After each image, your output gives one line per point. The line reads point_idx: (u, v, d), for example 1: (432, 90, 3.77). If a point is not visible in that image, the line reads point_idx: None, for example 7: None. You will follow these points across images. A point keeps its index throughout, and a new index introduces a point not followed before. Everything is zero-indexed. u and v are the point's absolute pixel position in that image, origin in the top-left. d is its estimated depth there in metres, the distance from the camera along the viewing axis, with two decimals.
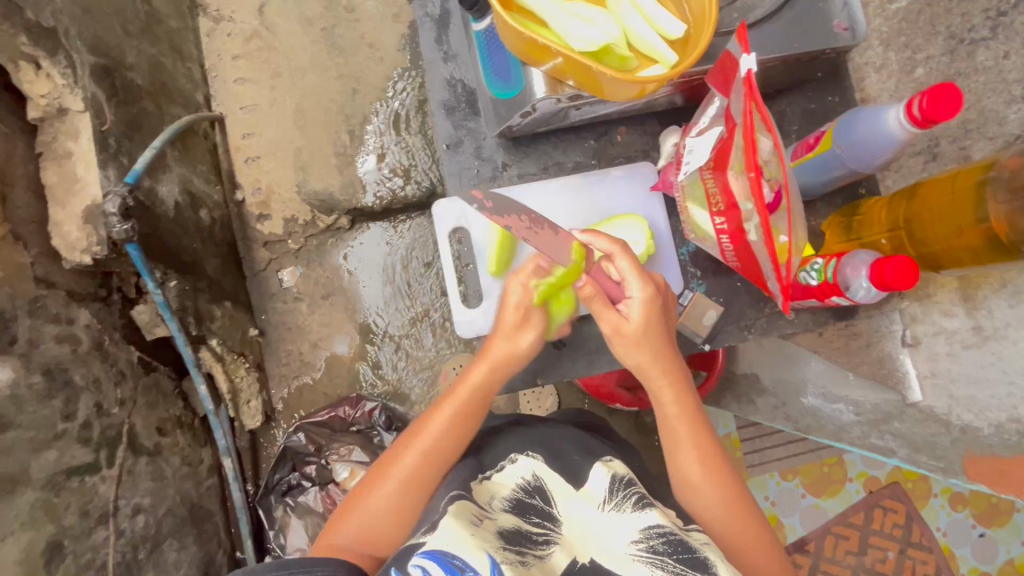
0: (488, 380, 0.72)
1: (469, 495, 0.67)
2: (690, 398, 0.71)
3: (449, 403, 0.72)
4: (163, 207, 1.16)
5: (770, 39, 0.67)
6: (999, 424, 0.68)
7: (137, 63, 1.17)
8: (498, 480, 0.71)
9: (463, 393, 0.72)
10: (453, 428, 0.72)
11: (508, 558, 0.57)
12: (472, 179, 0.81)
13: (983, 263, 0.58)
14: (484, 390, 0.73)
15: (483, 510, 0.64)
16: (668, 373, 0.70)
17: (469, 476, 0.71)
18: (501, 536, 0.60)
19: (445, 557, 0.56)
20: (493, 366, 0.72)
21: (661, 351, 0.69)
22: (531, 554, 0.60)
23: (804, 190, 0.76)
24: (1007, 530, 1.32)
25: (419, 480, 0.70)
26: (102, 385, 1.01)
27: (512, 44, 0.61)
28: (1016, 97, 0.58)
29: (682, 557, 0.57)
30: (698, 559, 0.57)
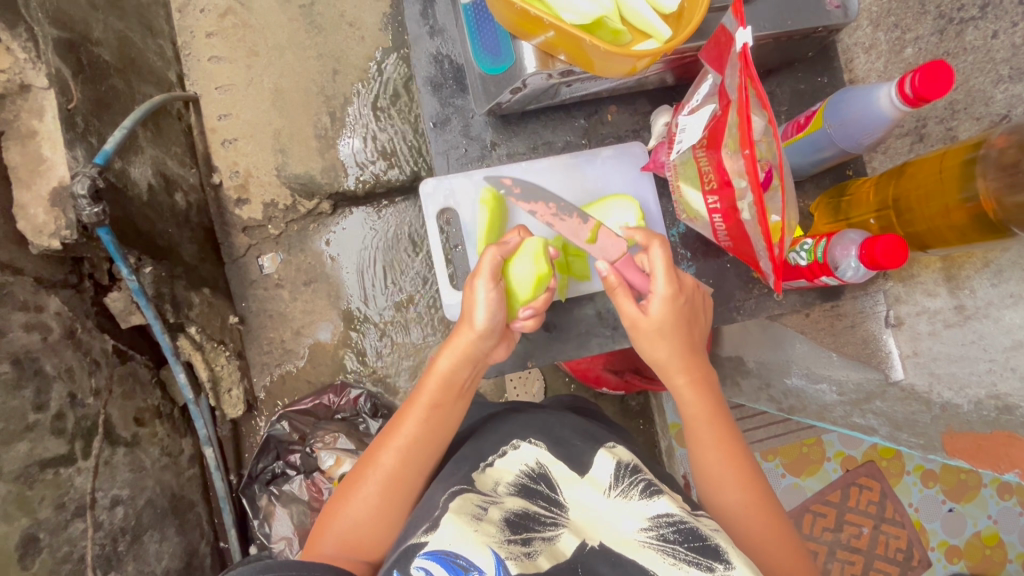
0: (456, 370, 0.70)
1: (473, 487, 0.66)
2: (714, 396, 0.72)
3: (418, 399, 0.71)
4: (136, 190, 1.12)
5: (762, 15, 0.65)
6: (979, 400, 0.69)
7: (105, 38, 1.12)
8: (501, 467, 0.70)
9: (431, 389, 0.70)
10: (424, 425, 0.70)
11: (513, 553, 0.58)
12: (460, 158, 0.78)
13: (970, 242, 0.59)
14: (452, 381, 0.71)
15: (487, 500, 0.64)
16: (690, 370, 0.71)
17: (471, 468, 0.70)
18: (506, 527, 0.60)
19: (448, 557, 0.57)
20: (462, 359, 0.70)
21: (681, 350, 0.69)
22: (538, 539, 0.61)
23: (793, 171, 0.76)
24: (975, 505, 1.36)
25: (396, 480, 0.68)
26: (75, 375, 0.98)
27: (502, 16, 0.59)
28: (1003, 77, 0.59)
29: (693, 545, 0.58)
30: (709, 547, 0.57)
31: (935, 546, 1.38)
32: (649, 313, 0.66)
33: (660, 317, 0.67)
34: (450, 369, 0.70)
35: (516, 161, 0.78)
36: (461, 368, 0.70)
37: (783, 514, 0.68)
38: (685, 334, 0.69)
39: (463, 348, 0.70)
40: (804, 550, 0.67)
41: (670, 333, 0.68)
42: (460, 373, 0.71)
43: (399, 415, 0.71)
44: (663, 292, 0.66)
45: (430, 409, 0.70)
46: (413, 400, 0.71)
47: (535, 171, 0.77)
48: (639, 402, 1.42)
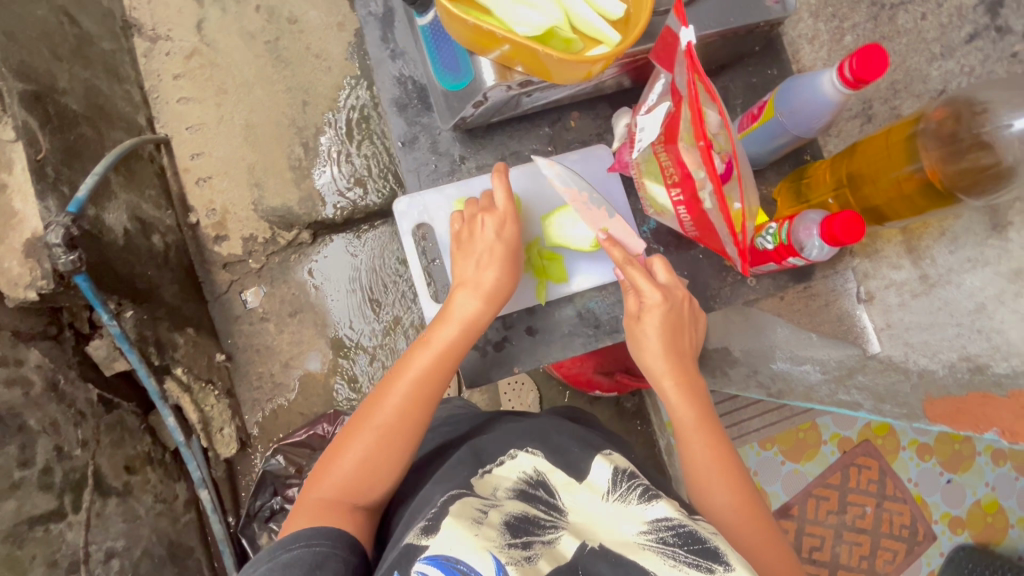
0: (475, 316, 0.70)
1: (472, 491, 0.67)
2: (703, 400, 0.73)
3: (437, 339, 0.70)
4: (112, 236, 1.12)
5: (707, 14, 0.68)
6: (952, 364, 0.71)
7: (70, 87, 1.13)
8: (500, 472, 0.71)
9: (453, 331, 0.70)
10: (438, 369, 0.69)
11: (513, 557, 0.58)
12: (430, 174, 0.80)
13: (922, 212, 0.62)
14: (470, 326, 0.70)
15: (487, 503, 0.65)
16: (677, 373, 0.72)
17: (469, 472, 0.71)
18: (506, 531, 0.61)
19: (447, 562, 0.57)
20: (483, 301, 0.70)
21: (669, 354, 0.72)
22: (538, 543, 0.61)
23: (753, 160, 0.78)
24: (971, 474, 1.39)
25: (404, 426, 0.67)
26: (60, 428, 0.96)
27: (458, 34, 0.61)
28: (937, 55, 0.62)
29: (693, 548, 0.58)
30: (709, 549, 0.57)
31: (938, 519, 1.41)
32: (642, 318, 0.71)
33: (649, 320, 0.71)
34: (468, 311, 0.70)
35: (485, 172, 0.80)
36: (483, 311, 0.70)
37: (771, 517, 0.69)
38: (674, 339, 0.72)
39: (483, 289, 0.70)
40: (791, 552, 0.67)
41: (653, 334, 0.71)
42: (481, 316, 0.70)
43: (411, 356, 0.70)
44: (652, 298, 0.70)
45: (447, 354, 0.69)
46: (428, 341, 0.70)
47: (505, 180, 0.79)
48: (634, 404, 1.43)
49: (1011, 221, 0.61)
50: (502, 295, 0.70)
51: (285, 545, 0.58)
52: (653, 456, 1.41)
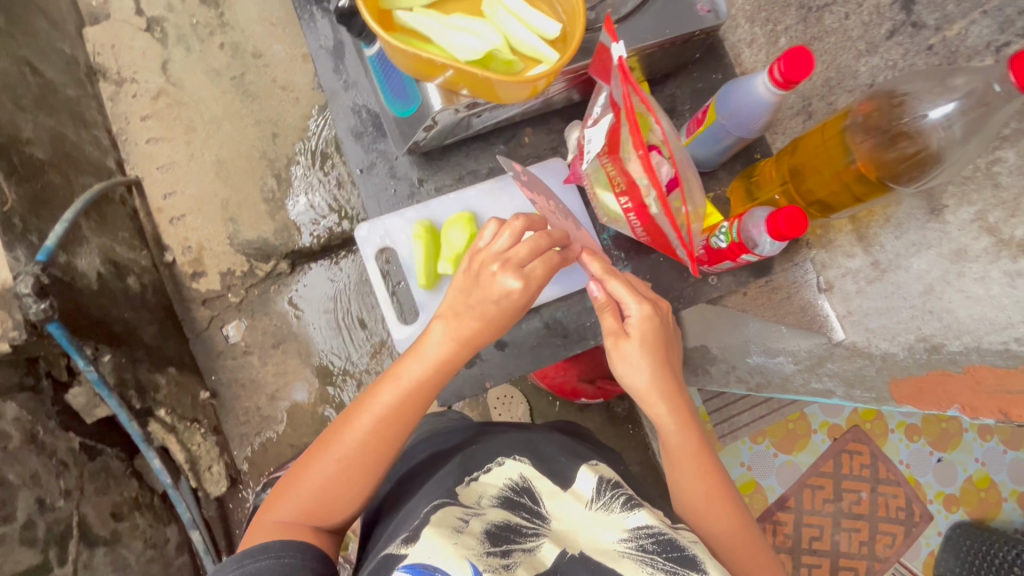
0: (447, 352, 0.67)
1: (456, 500, 0.66)
2: (696, 426, 0.73)
3: (402, 373, 0.67)
4: (85, 281, 1.12)
5: (642, 28, 0.70)
6: (911, 345, 0.73)
7: (35, 136, 1.14)
8: (486, 480, 0.71)
9: (421, 368, 0.67)
10: (402, 398, 0.66)
11: (491, 565, 0.58)
12: (390, 199, 0.81)
13: (864, 200, 0.65)
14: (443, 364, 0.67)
15: (469, 512, 0.65)
16: (666, 392, 0.71)
17: (456, 482, 0.70)
18: (486, 539, 0.61)
19: (425, 571, 0.57)
20: (456, 343, 0.67)
21: (663, 379, 0.70)
22: (518, 550, 0.61)
23: (703, 163, 0.81)
24: (961, 451, 1.43)
25: (368, 457, 0.65)
26: (41, 480, 0.95)
27: (402, 62, 0.61)
28: (862, 52, 0.65)
29: (671, 556, 0.59)
30: (687, 557, 0.59)
31: (933, 498, 1.43)
32: (632, 335, 0.68)
33: (640, 340, 0.69)
34: (440, 351, 0.67)
35: (444, 193, 0.82)
36: (456, 353, 0.66)
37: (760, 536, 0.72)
38: (666, 363, 0.71)
39: (459, 330, 0.66)
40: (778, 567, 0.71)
41: (641, 357, 0.69)
42: (454, 358, 0.67)
43: (380, 385, 0.67)
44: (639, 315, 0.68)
45: (411, 388, 0.66)
46: (400, 373, 0.67)
47: (463, 199, 0.81)
48: (624, 408, 1.44)
49: (945, 204, 0.63)
50: (477, 342, 0.67)
51: (251, 556, 0.57)
52: (647, 459, 1.41)
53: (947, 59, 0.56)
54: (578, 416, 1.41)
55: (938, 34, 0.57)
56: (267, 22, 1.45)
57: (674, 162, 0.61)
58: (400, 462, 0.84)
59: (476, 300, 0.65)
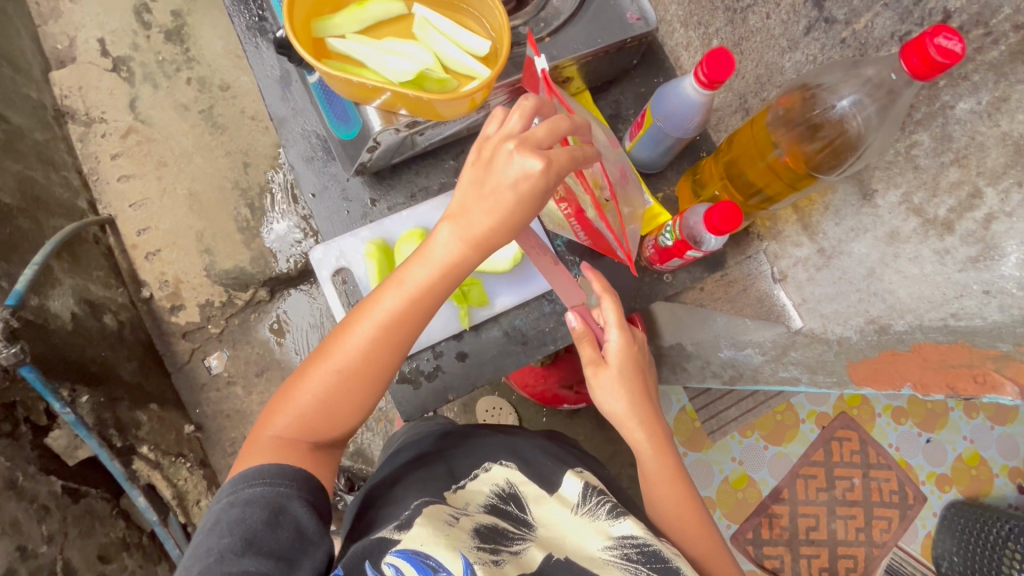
0: (457, 260, 0.56)
1: (444, 500, 0.66)
2: (673, 449, 0.73)
3: (404, 279, 0.56)
4: (58, 322, 1.12)
5: (574, 40, 0.73)
6: (862, 328, 0.74)
7: (3, 182, 1.14)
8: (473, 488, 0.71)
9: (427, 277, 0.56)
10: (405, 309, 0.57)
11: (482, 558, 0.58)
12: (343, 221, 0.83)
13: (798, 189, 0.66)
14: (452, 272, 0.56)
15: (458, 511, 0.64)
16: (644, 416, 0.71)
17: (443, 485, 0.70)
18: (476, 535, 0.60)
19: (417, 557, 0.56)
20: (467, 247, 0.56)
21: (641, 401, 0.71)
22: (506, 551, 0.61)
23: (647, 164, 0.83)
24: (949, 430, 1.45)
25: (368, 373, 0.59)
26: (22, 526, 0.94)
27: (340, 88, 0.62)
28: (785, 48, 0.67)
29: (655, 566, 0.60)
30: (670, 568, 0.60)
31: (925, 479, 1.44)
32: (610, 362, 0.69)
33: (618, 364, 0.70)
34: (448, 255, 0.56)
35: (397, 211, 0.83)
36: (465, 258, 0.56)
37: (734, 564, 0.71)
38: (643, 386, 0.72)
39: (468, 231, 0.55)
40: None
41: (615, 386, 0.70)
42: (463, 264, 0.56)
43: (382, 294, 0.57)
44: (618, 343, 0.69)
45: (413, 299, 0.57)
46: (404, 283, 0.56)
47: (415, 216, 0.82)
48: None
49: (875, 188, 0.64)
50: (491, 246, 0.56)
51: (245, 480, 0.56)
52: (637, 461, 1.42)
53: (858, 51, 0.59)
54: (565, 422, 1.42)
55: (849, 28, 0.59)
56: (232, 55, 1.47)
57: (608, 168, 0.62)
58: (383, 466, 0.82)
59: (488, 192, 0.53)
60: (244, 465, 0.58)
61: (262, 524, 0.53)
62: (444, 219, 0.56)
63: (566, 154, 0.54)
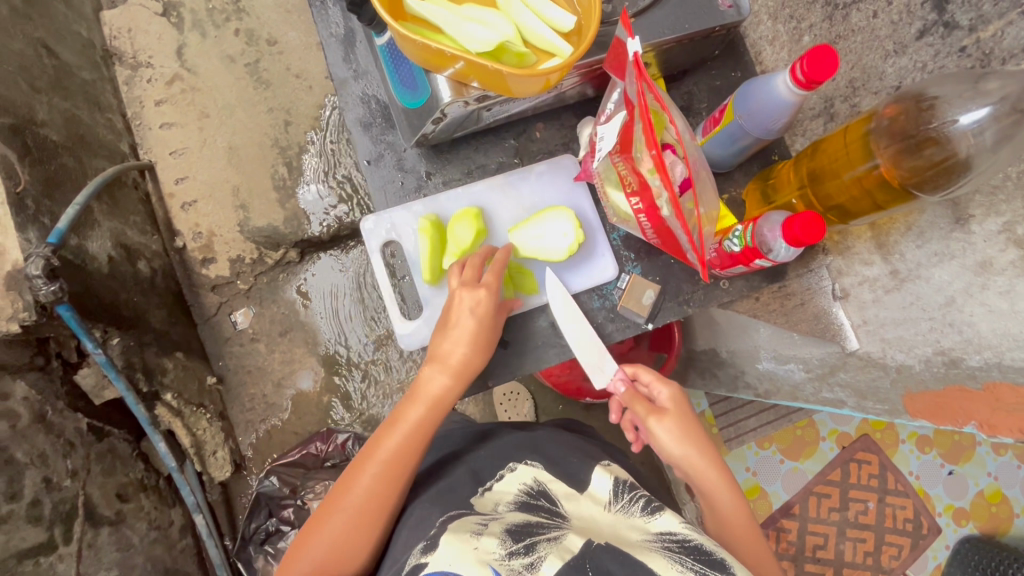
0: (445, 390, 0.68)
1: (472, 509, 0.64)
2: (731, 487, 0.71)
3: (401, 417, 0.67)
4: (96, 264, 1.12)
5: (660, 23, 0.68)
6: (927, 358, 0.70)
7: (50, 118, 1.14)
8: (500, 488, 0.69)
9: (422, 406, 0.68)
10: (407, 439, 0.67)
11: (514, 570, 0.54)
12: (397, 192, 0.80)
13: (884, 208, 0.63)
14: (440, 403, 0.68)
15: (486, 517, 0.62)
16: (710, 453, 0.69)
17: (469, 492, 0.68)
18: (508, 538, 0.58)
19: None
20: (452, 377, 0.68)
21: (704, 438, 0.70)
22: (543, 541, 0.58)
23: (718, 163, 0.78)
24: (974, 464, 1.40)
25: (374, 504, 0.64)
26: (49, 459, 0.96)
27: (412, 53, 0.59)
28: (890, 52, 0.62)
29: (701, 558, 0.56)
30: (716, 560, 0.56)
31: (942, 511, 1.40)
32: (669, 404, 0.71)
33: (676, 406, 0.71)
34: (437, 386, 0.68)
35: (452, 187, 0.80)
36: (450, 389, 0.68)
37: None
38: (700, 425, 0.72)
39: (450, 363, 0.68)
40: None
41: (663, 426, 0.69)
42: (449, 394, 0.69)
43: (383, 435, 0.67)
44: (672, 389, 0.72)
45: (412, 428, 0.67)
46: (402, 420, 0.67)
47: (471, 194, 0.80)
48: None
49: (972, 214, 0.60)
50: (470, 372, 0.69)
51: None
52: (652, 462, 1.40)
53: (980, 62, 0.54)
54: (583, 415, 1.40)
55: (972, 35, 0.54)
56: (282, 9, 1.44)
57: (688, 162, 0.59)
58: None
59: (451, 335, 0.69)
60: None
61: None
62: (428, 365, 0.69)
63: (494, 273, 0.72)
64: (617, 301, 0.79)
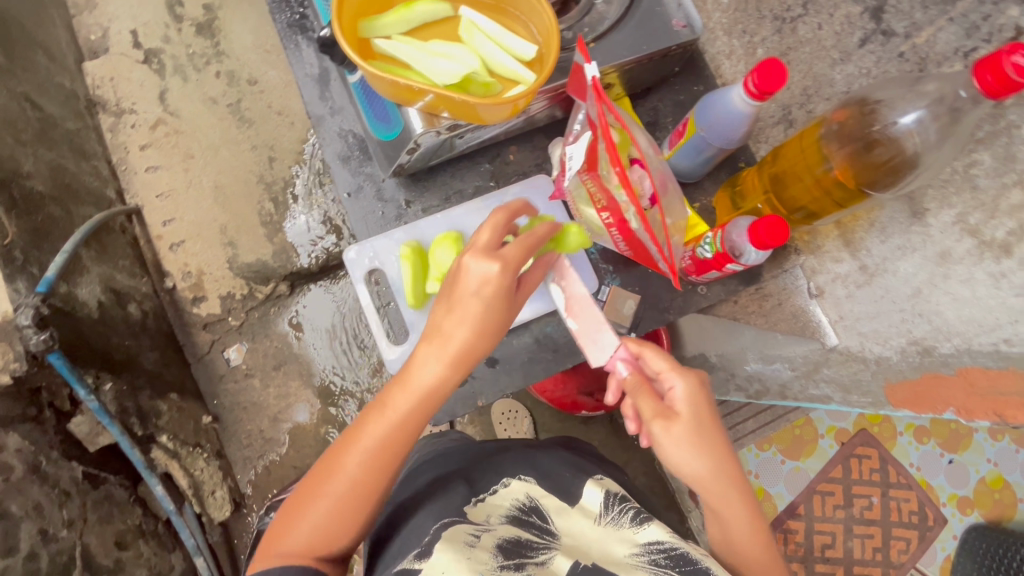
0: (443, 377, 0.60)
1: (464, 517, 0.65)
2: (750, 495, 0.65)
3: (389, 403, 0.60)
4: (86, 310, 1.13)
5: (618, 46, 0.72)
6: (902, 348, 0.72)
7: (35, 170, 1.16)
8: (493, 500, 0.70)
9: (414, 391, 0.60)
10: (395, 426, 0.60)
11: None
12: (378, 221, 0.83)
13: (845, 207, 0.65)
14: (437, 391, 0.61)
15: (479, 528, 0.63)
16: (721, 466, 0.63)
17: (463, 500, 0.69)
18: (499, 553, 0.60)
19: None
20: (449, 364, 0.60)
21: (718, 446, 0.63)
22: (531, 562, 0.60)
23: (687, 174, 0.81)
24: (973, 452, 1.41)
25: (360, 490, 0.60)
26: (44, 511, 0.95)
27: (383, 89, 0.62)
28: (836, 60, 0.66)
29: (685, 568, 0.58)
30: (700, 569, 0.58)
31: (946, 501, 1.40)
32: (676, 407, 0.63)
33: (687, 409, 0.63)
34: (432, 375, 0.60)
35: (431, 214, 0.83)
36: (447, 377, 0.60)
37: None
38: (716, 428, 0.64)
39: (450, 349, 0.59)
40: None
41: (685, 439, 0.62)
42: (446, 381, 0.60)
43: (369, 420, 0.60)
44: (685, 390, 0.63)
45: (399, 415, 0.60)
46: (388, 405, 0.61)
47: (450, 218, 0.81)
48: None
49: (927, 207, 0.63)
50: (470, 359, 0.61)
51: None
52: (653, 472, 1.41)
53: (917, 65, 0.58)
54: (581, 429, 1.41)
55: (908, 42, 0.58)
56: (261, 49, 1.48)
57: (653, 176, 0.63)
58: (400, 488, 0.80)
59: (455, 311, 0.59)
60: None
61: None
62: (423, 344, 0.60)
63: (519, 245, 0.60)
64: (599, 313, 0.81)
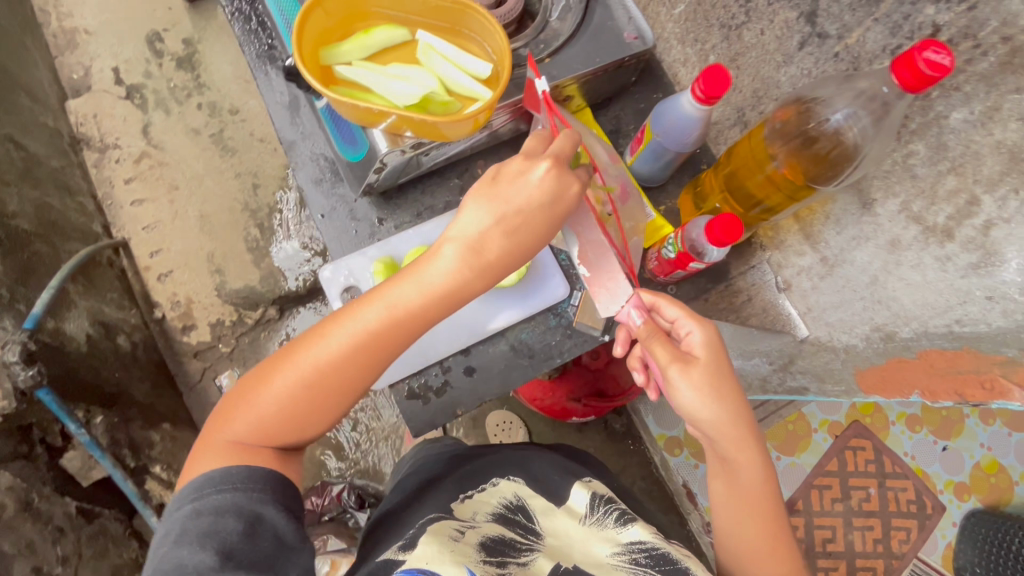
0: (458, 281, 0.57)
1: (450, 514, 0.66)
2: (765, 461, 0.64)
3: (388, 294, 0.56)
4: (74, 344, 1.14)
5: (572, 61, 0.75)
6: (867, 335, 0.74)
7: (21, 209, 1.18)
8: (480, 498, 0.71)
9: (422, 291, 0.56)
10: (388, 325, 0.56)
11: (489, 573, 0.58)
12: (352, 240, 0.85)
13: (797, 200, 0.69)
14: (446, 295, 0.57)
15: (464, 524, 0.65)
16: (738, 423, 0.62)
17: (450, 498, 0.71)
18: (482, 550, 0.61)
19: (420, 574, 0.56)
20: (469, 267, 0.56)
21: (736, 401, 0.62)
22: (513, 563, 0.62)
23: (649, 177, 0.84)
24: (966, 438, 1.42)
25: (332, 383, 0.56)
26: (37, 547, 0.94)
27: (347, 114, 0.64)
28: (781, 63, 0.69)
29: (664, 568, 0.60)
30: (680, 569, 0.60)
31: (943, 488, 1.41)
32: (694, 353, 0.62)
33: (704, 358, 0.62)
34: (442, 276, 0.56)
35: (403, 230, 0.85)
36: (466, 281, 0.57)
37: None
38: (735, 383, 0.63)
39: (474, 252, 0.56)
40: None
41: (705, 388, 0.60)
42: (463, 287, 0.57)
43: (362, 307, 0.56)
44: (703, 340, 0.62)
45: (397, 311, 0.56)
46: (387, 293, 0.56)
47: (422, 233, 0.83)
48: (622, 424, 1.44)
49: (874, 197, 0.65)
50: (492, 268, 0.57)
51: (212, 485, 0.54)
52: (650, 475, 1.42)
53: (852, 65, 0.61)
54: (574, 436, 1.42)
55: (841, 42, 0.61)
56: (241, 80, 1.51)
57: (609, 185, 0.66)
58: (393, 492, 0.80)
59: (503, 205, 0.56)
60: (204, 463, 0.56)
61: (240, 536, 0.52)
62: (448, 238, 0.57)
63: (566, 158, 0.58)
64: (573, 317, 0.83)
